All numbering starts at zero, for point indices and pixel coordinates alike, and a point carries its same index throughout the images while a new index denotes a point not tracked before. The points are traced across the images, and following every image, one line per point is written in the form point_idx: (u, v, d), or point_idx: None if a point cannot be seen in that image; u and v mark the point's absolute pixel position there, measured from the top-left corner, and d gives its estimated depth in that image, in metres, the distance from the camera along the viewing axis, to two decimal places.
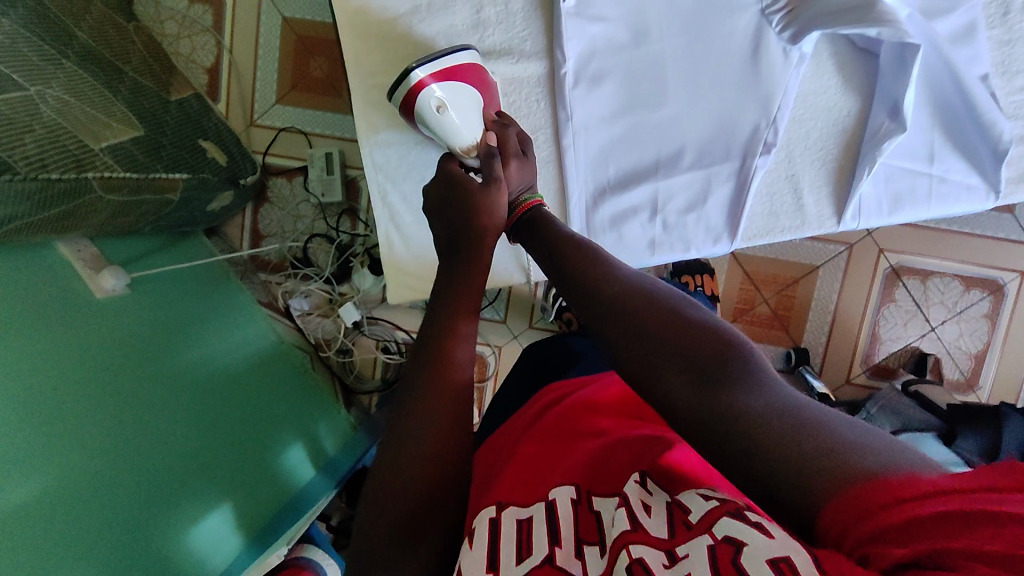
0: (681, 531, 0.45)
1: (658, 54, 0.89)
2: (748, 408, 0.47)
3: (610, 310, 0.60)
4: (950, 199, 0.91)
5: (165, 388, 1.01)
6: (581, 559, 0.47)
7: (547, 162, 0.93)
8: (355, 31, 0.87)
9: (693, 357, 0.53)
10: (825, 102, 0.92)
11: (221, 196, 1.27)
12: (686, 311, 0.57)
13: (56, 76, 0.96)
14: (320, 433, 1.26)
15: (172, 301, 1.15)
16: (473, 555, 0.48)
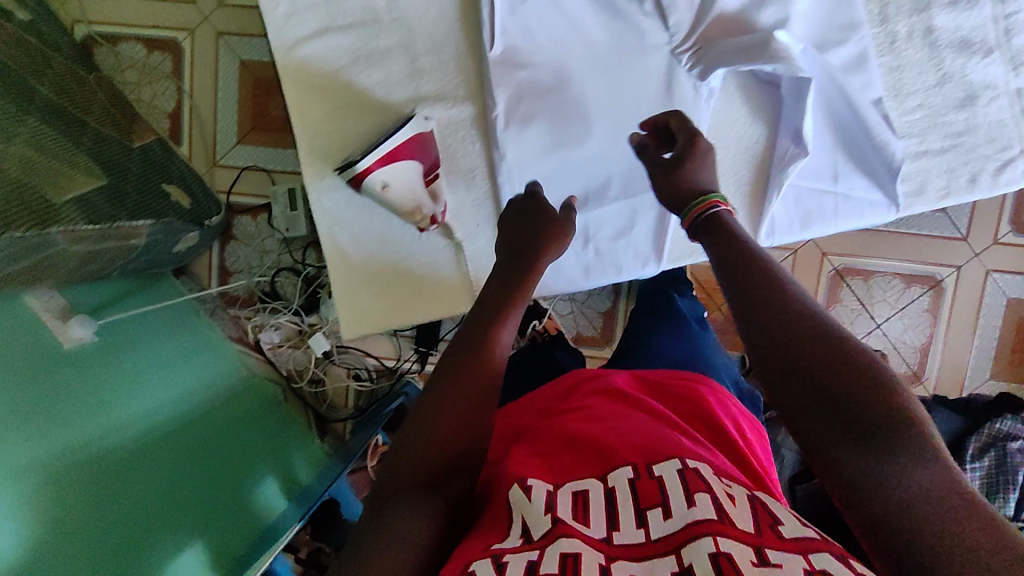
0: (774, 537, 0.50)
1: (586, 92, 0.96)
2: (914, 490, 0.48)
3: (787, 331, 0.58)
4: (859, 211, 1.02)
5: (135, 436, 1.03)
6: (644, 526, 0.53)
7: (484, 201, 1.01)
8: (299, 86, 0.95)
9: (853, 411, 0.53)
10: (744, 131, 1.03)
11: (187, 237, 1.29)
12: (870, 365, 0.55)
13: (18, 133, 0.98)
14: (293, 465, 1.29)
15: (140, 344, 1.17)
16: (534, 509, 0.55)
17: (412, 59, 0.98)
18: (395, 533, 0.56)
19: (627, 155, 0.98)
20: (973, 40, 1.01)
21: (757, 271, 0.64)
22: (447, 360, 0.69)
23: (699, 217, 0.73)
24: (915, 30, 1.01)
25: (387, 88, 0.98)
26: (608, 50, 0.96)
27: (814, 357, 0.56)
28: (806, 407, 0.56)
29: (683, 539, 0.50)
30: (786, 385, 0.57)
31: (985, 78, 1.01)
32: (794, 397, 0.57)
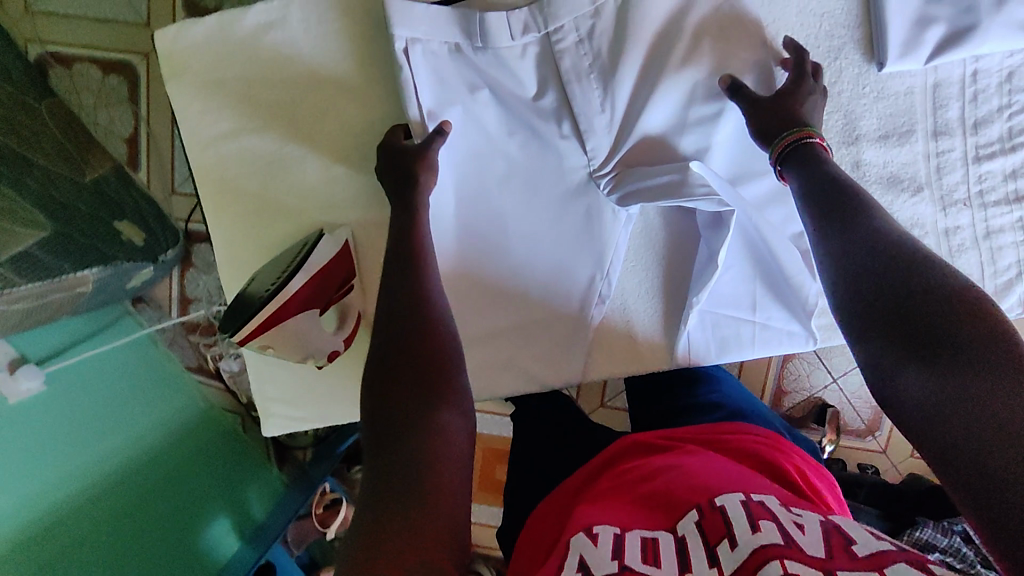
0: (844, 557, 0.48)
1: (479, 219, 0.79)
2: (1000, 416, 0.49)
3: (876, 278, 0.59)
4: (771, 345, 0.85)
5: (83, 499, 1.06)
6: (716, 563, 0.50)
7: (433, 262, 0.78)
8: (210, 179, 0.74)
9: (947, 335, 0.54)
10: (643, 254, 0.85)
11: (140, 274, 1.27)
12: (951, 287, 0.56)
13: None
14: (249, 500, 1.33)
15: (94, 388, 1.18)
16: (599, 550, 0.51)
17: (331, 153, 0.75)
18: (441, 457, 0.52)
19: (528, 284, 0.81)
20: (903, 176, 0.79)
21: (846, 206, 0.63)
22: (408, 335, 0.59)
23: (794, 143, 0.67)
24: (842, 163, 0.79)
25: (306, 190, 0.75)
26: (528, 168, 0.78)
27: (911, 287, 0.57)
28: (888, 345, 0.57)
29: (758, 564, 0.48)
30: (864, 331, 0.59)
31: (912, 217, 0.80)
32: (880, 338, 0.57)
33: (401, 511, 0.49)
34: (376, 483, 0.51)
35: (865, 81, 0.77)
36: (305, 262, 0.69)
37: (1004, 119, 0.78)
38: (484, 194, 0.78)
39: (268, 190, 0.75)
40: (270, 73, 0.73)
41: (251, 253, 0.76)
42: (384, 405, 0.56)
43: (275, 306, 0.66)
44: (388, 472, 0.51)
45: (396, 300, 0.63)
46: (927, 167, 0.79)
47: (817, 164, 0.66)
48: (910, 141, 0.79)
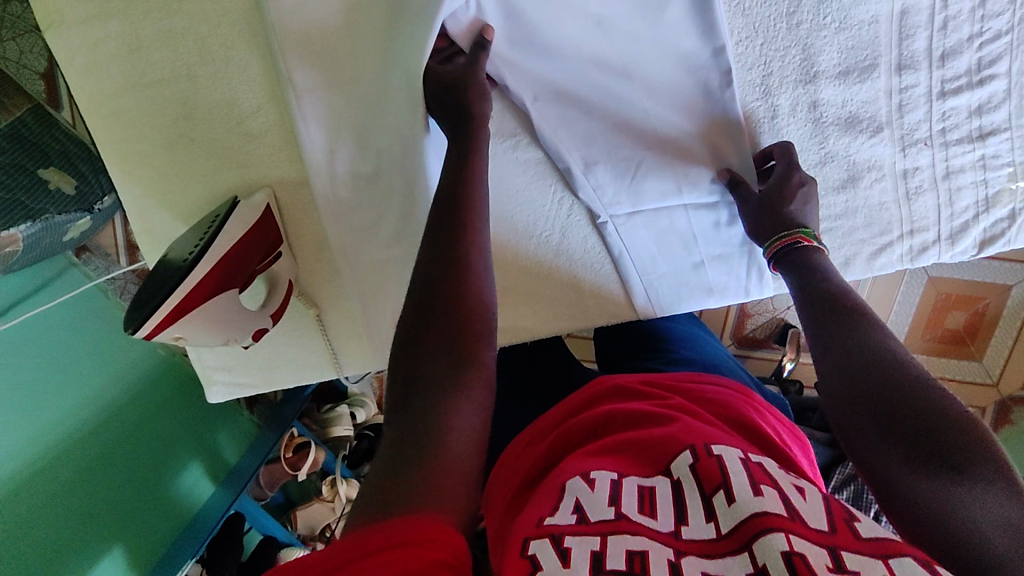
0: (850, 535, 0.39)
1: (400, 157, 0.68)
2: (932, 499, 0.42)
3: (866, 374, 0.49)
4: (725, 295, 0.77)
5: (47, 461, 1.04)
6: (712, 519, 0.42)
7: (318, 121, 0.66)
8: (114, 135, 0.67)
9: (898, 404, 0.46)
10: (591, 201, 0.72)
11: (76, 226, 1.05)
12: (893, 365, 0.48)
13: None
14: (218, 445, 1.35)
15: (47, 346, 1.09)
16: (596, 496, 0.43)
17: (252, 99, 0.66)
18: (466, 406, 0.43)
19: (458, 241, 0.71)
20: (863, 116, 0.65)
21: (844, 304, 0.55)
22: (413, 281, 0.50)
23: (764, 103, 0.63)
24: (794, 107, 0.65)
25: (221, 146, 0.68)
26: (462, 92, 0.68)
27: (903, 387, 0.46)
28: (877, 444, 0.46)
29: (755, 530, 0.39)
30: (853, 429, 0.48)
31: (870, 159, 0.66)
32: (872, 434, 0.46)
33: (407, 464, 0.40)
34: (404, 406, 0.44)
35: (826, 12, 0.62)
36: (211, 247, 0.60)
37: (973, 49, 0.62)
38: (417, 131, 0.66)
39: (176, 152, 0.68)
40: (182, 18, 0.63)
41: (167, 220, 0.71)
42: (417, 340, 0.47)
43: (178, 299, 0.58)
44: (412, 411, 0.43)
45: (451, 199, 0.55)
46: (886, 106, 0.64)
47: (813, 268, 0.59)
48: (872, 77, 0.63)
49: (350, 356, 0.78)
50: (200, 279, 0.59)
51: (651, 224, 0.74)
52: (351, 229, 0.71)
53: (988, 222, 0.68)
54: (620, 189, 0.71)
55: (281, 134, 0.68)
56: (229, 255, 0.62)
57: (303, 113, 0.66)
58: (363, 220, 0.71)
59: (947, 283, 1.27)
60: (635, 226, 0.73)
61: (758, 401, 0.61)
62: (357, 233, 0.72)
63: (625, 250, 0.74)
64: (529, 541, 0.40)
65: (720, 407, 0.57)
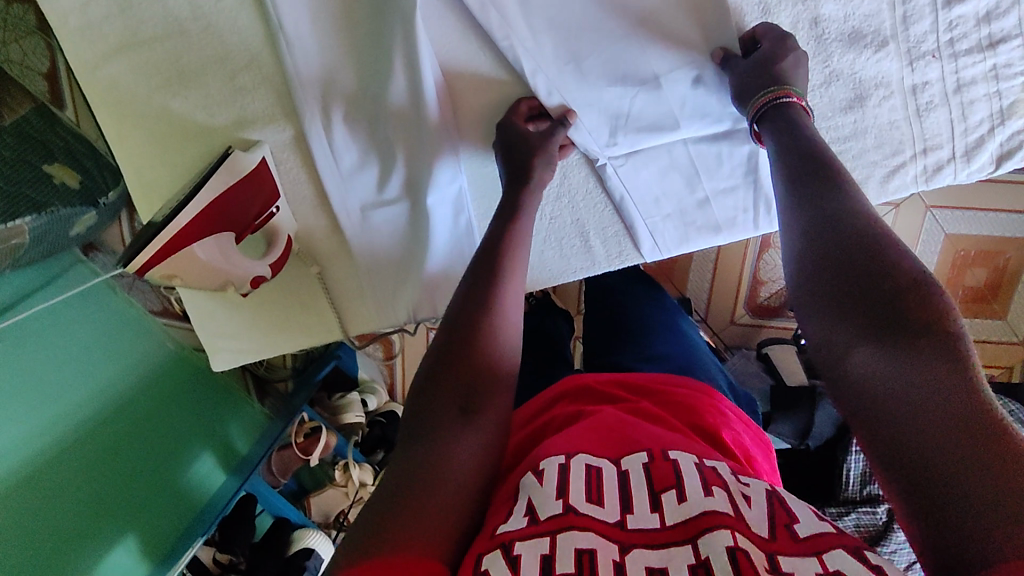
0: (789, 537, 0.39)
1: (396, 112, 0.66)
2: (876, 373, 0.42)
3: (840, 251, 0.47)
4: (733, 229, 0.75)
5: (58, 450, 1.02)
6: (658, 511, 0.42)
7: (310, 65, 0.64)
8: (105, 95, 0.67)
9: (869, 279, 0.45)
10: (586, 143, 0.69)
11: (82, 220, 1.04)
12: (869, 243, 0.46)
13: None
14: (230, 436, 1.34)
15: (54, 341, 1.08)
16: (544, 492, 0.42)
17: (244, 51, 0.65)
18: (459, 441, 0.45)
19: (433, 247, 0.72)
20: (866, 31, 0.63)
21: (824, 179, 0.52)
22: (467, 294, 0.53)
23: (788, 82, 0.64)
24: (796, 24, 0.63)
25: (215, 104, 0.67)
26: (454, 40, 0.64)
27: (875, 267, 0.45)
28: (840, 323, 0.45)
29: (699, 531, 0.39)
30: (818, 311, 0.47)
31: (876, 76, 0.65)
32: (834, 315, 0.45)
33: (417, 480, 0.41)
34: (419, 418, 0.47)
35: None
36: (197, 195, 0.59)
37: None
38: (411, 93, 0.64)
39: (170, 111, 0.67)
40: None
41: (164, 182, 0.70)
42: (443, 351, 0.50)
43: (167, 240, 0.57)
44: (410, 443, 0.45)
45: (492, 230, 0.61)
46: (890, 18, 0.62)
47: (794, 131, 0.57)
48: None
49: (354, 315, 0.77)
50: (187, 223, 0.59)
51: (651, 162, 0.71)
52: (346, 181, 0.70)
53: (1004, 136, 0.66)
54: (617, 127, 0.68)
55: (273, 88, 0.67)
56: (220, 206, 0.62)
57: (295, 56, 0.64)
58: (358, 165, 0.69)
59: (966, 240, 1.23)
60: (635, 166, 0.71)
61: (724, 404, 0.61)
62: (353, 181, 0.70)
63: (626, 193, 0.72)
64: (484, 554, 0.39)
65: (682, 407, 0.57)
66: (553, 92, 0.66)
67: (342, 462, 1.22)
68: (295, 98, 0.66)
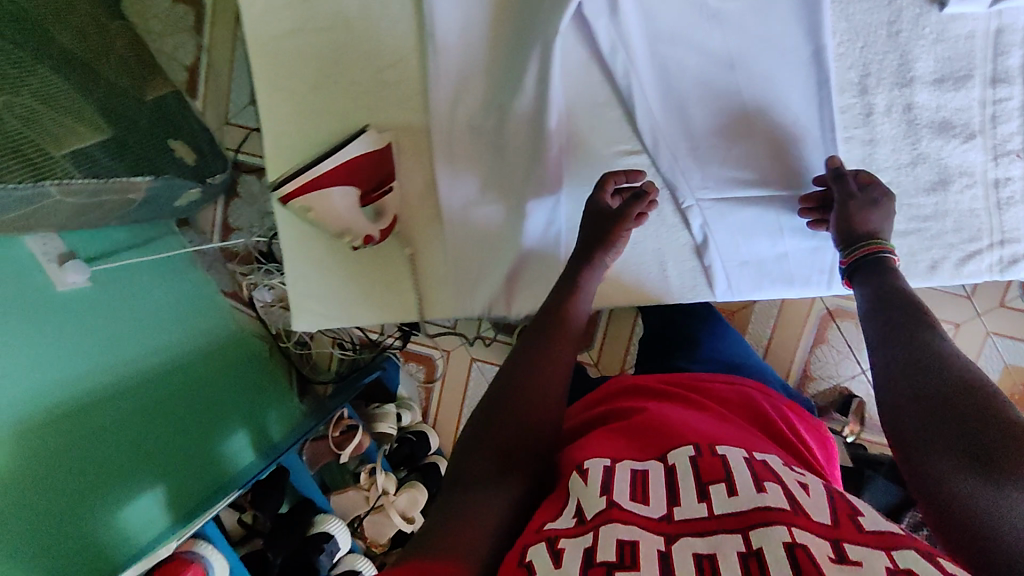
0: (851, 528, 0.45)
1: (519, 115, 0.73)
2: (965, 493, 0.50)
3: (927, 377, 0.57)
4: (807, 286, 0.78)
5: (120, 382, 1.09)
6: (706, 500, 0.49)
7: (444, 57, 0.73)
8: (266, 60, 0.76)
9: (961, 410, 0.54)
10: (678, 178, 0.75)
11: (188, 194, 1.33)
12: (953, 371, 0.56)
13: (31, 83, 1.02)
14: (266, 423, 1.36)
15: (131, 288, 1.22)
16: (588, 490, 0.52)
17: (393, 54, 0.76)
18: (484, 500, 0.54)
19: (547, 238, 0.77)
20: (956, 122, 0.83)
21: (912, 313, 0.63)
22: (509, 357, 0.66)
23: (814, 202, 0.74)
24: (895, 106, 0.83)
25: (355, 90, 0.77)
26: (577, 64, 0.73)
27: (969, 401, 0.54)
28: (927, 436, 0.54)
29: (753, 521, 0.46)
30: (906, 425, 0.56)
31: (961, 164, 0.83)
32: (927, 442, 0.54)
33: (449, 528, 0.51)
34: (462, 468, 0.58)
35: (926, 24, 0.81)
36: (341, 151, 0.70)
37: None
38: (538, 100, 0.72)
39: (319, 91, 0.77)
40: None
41: (295, 148, 0.77)
42: (495, 410, 0.61)
43: (308, 178, 0.68)
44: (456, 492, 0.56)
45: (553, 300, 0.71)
46: (979, 114, 0.83)
47: (887, 284, 0.67)
48: (967, 86, 0.82)
49: (432, 300, 0.82)
50: (327, 169, 0.69)
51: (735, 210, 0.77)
52: (456, 175, 0.77)
53: None
54: (712, 171, 0.76)
55: (411, 85, 0.77)
56: (362, 168, 0.72)
57: (434, 51, 0.73)
58: (470, 156, 0.76)
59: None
60: (721, 210, 0.76)
61: (780, 401, 0.71)
62: (463, 174, 0.77)
63: (711, 231, 0.77)
64: (531, 546, 0.48)
65: (737, 412, 0.66)
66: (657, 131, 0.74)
67: (370, 466, 1.24)
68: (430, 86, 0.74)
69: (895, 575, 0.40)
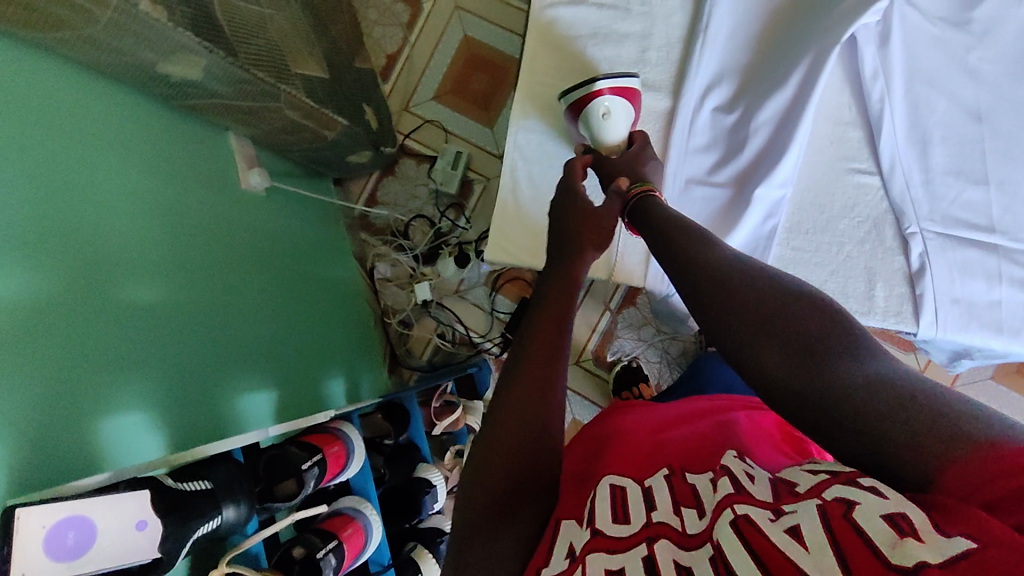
0: (787, 494, 0.45)
1: (764, 111, 0.94)
2: (851, 379, 0.50)
3: (729, 292, 0.63)
4: (1014, 338, 0.90)
5: (264, 282, 1.12)
6: (679, 515, 0.49)
7: (708, 54, 0.97)
8: (540, 39, 0.99)
9: (786, 326, 0.57)
10: (907, 210, 0.95)
11: (360, 154, 1.43)
12: (778, 283, 0.61)
13: (288, 10, 1.16)
14: (360, 381, 1.37)
15: (290, 214, 1.29)
16: (577, 525, 0.52)
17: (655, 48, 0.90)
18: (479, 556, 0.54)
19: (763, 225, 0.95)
20: None
21: (683, 247, 0.71)
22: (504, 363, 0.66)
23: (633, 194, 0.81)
24: None
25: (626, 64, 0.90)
26: None
27: (791, 313, 0.58)
28: (753, 345, 0.59)
29: (716, 516, 0.46)
30: (744, 349, 0.60)
31: None
32: (771, 359, 0.57)
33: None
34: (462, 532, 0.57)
35: None
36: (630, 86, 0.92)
37: None
38: (787, 106, 0.94)
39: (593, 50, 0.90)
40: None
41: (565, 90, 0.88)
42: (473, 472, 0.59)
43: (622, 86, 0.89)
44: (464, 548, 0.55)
45: (559, 268, 0.75)
46: None
47: (653, 212, 0.78)
48: None
49: None
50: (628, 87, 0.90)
51: (956, 249, 0.93)
52: (695, 152, 0.97)
53: None
54: (939, 211, 0.94)
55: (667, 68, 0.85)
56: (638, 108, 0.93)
57: (704, 53, 0.96)
58: (721, 138, 0.98)
59: None
60: (942, 245, 0.93)
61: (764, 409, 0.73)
62: (706, 152, 0.98)
63: (928, 261, 0.93)
64: None
65: (693, 423, 0.69)
66: (892, 160, 0.96)
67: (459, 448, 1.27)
68: (688, 78, 0.96)
69: (825, 507, 0.41)
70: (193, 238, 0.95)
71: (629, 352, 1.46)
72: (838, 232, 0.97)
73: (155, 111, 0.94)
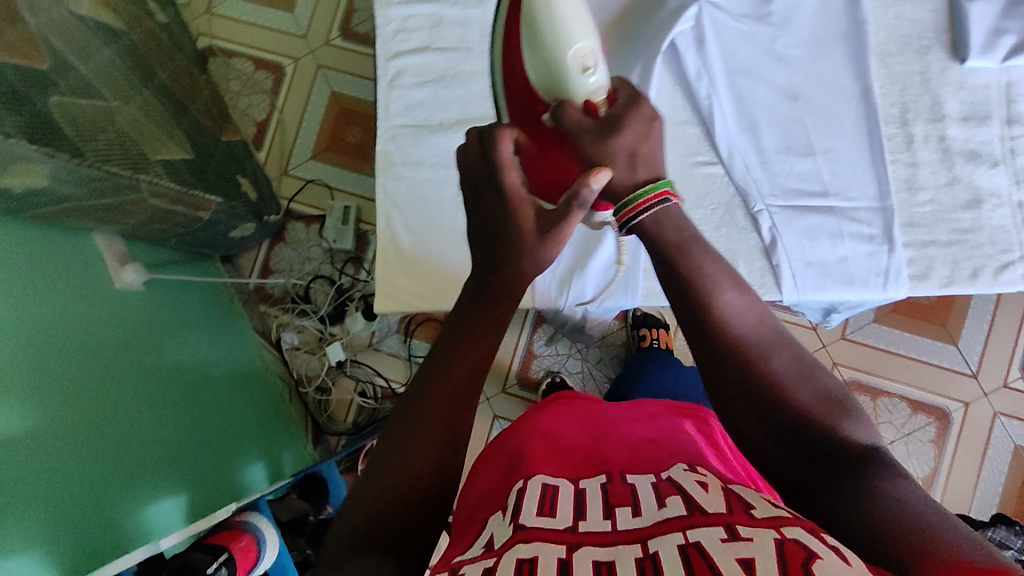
0: (744, 515, 0.47)
1: None
2: (882, 492, 0.48)
3: (760, 359, 0.57)
4: (865, 286, 0.98)
5: (157, 382, 1.06)
6: (609, 518, 0.52)
7: None
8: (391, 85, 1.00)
9: (811, 413, 0.54)
10: (751, 190, 1.03)
11: (243, 227, 1.40)
12: (815, 373, 0.57)
13: (136, 98, 1.13)
14: (282, 460, 1.32)
15: (176, 304, 1.24)
16: (502, 521, 0.54)
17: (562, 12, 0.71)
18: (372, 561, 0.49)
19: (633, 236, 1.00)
20: (982, 152, 1.03)
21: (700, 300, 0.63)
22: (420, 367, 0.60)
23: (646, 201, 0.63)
24: (930, 135, 1.04)
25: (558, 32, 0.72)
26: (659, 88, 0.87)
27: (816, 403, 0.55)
28: (772, 417, 0.55)
29: (660, 528, 0.48)
30: (761, 416, 0.56)
31: (991, 186, 1.02)
32: (785, 442, 0.54)
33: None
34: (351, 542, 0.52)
35: (952, 73, 1.06)
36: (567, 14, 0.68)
37: None
38: None
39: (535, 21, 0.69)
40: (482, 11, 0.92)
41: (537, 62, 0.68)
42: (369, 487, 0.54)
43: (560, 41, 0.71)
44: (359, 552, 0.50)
45: None
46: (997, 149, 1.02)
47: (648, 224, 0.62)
48: (987, 124, 1.04)
49: None
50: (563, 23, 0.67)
51: (797, 216, 1.01)
52: None
53: None
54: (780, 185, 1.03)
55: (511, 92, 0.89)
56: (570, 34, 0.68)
57: None
58: None
59: None
60: (787, 216, 1.01)
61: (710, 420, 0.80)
62: None
63: (777, 233, 1.00)
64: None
65: (648, 430, 0.73)
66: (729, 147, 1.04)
67: None
68: None
69: (782, 542, 0.42)
70: (65, 351, 0.89)
71: (551, 366, 1.48)
72: (696, 221, 1.03)
73: (15, 230, 0.89)
